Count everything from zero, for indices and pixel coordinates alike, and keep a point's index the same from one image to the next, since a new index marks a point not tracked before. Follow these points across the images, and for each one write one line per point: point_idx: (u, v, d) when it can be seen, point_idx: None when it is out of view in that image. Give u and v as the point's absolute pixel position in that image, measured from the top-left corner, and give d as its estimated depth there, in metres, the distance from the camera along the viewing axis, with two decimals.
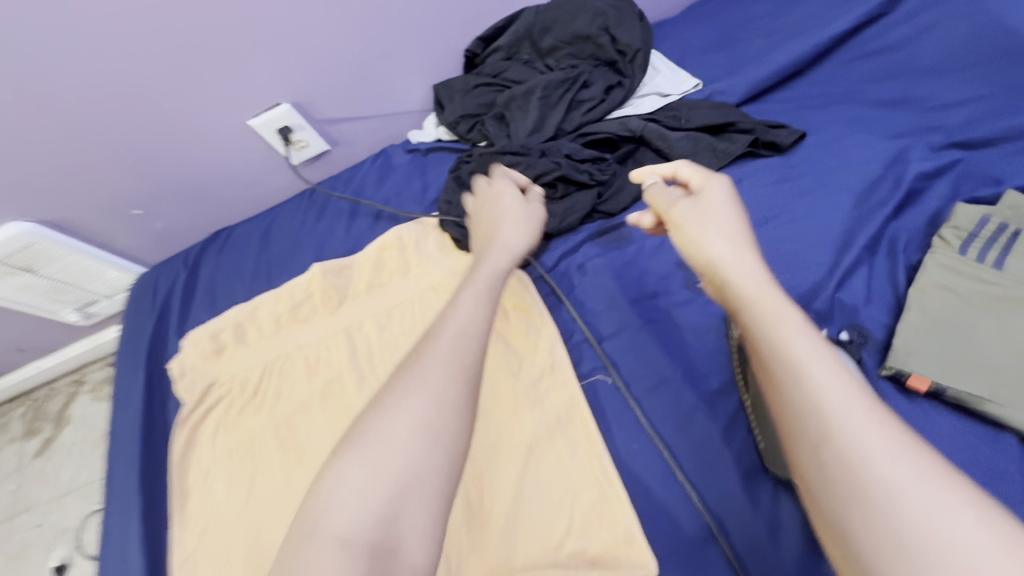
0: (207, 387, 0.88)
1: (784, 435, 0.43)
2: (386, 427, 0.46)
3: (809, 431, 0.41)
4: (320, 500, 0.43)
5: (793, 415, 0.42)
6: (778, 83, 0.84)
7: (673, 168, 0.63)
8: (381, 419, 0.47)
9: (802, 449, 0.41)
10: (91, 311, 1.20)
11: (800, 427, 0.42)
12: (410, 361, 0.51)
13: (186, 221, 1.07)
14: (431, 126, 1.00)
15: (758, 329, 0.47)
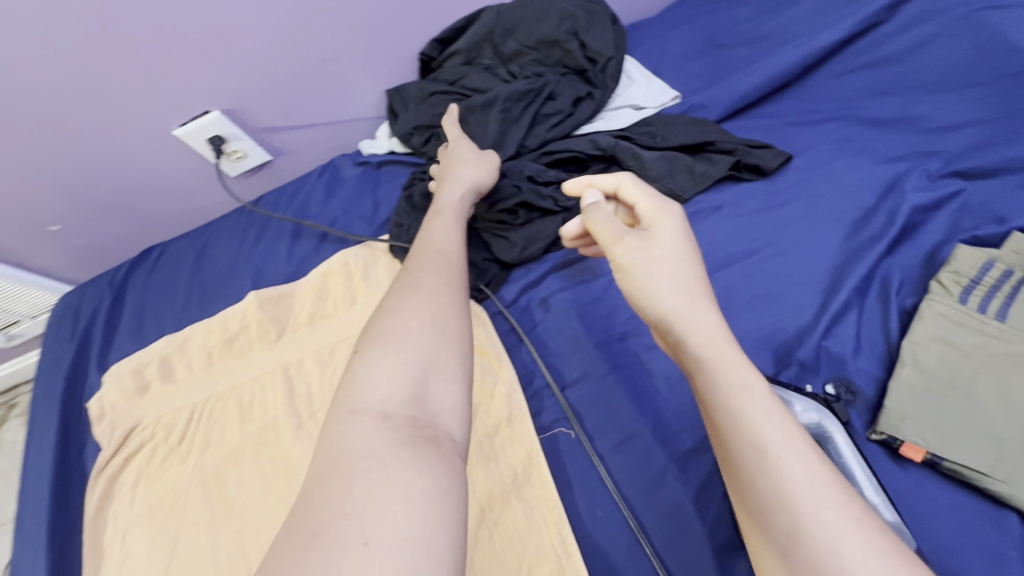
0: (127, 431, 0.78)
1: (750, 517, 0.38)
2: (407, 322, 0.45)
3: (780, 526, 0.35)
4: (349, 394, 0.40)
5: (760, 502, 0.37)
6: (763, 97, 0.76)
7: (614, 184, 0.54)
8: (400, 312, 0.45)
9: (774, 536, 0.36)
10: (13, 332, 1.08)
11: (767, 519, 0.36)
12: (398, 293, 0.48)
13: (113, 236, 0.96)
14: (384, 136, 0.90)
15: (714, 401, 0.40)
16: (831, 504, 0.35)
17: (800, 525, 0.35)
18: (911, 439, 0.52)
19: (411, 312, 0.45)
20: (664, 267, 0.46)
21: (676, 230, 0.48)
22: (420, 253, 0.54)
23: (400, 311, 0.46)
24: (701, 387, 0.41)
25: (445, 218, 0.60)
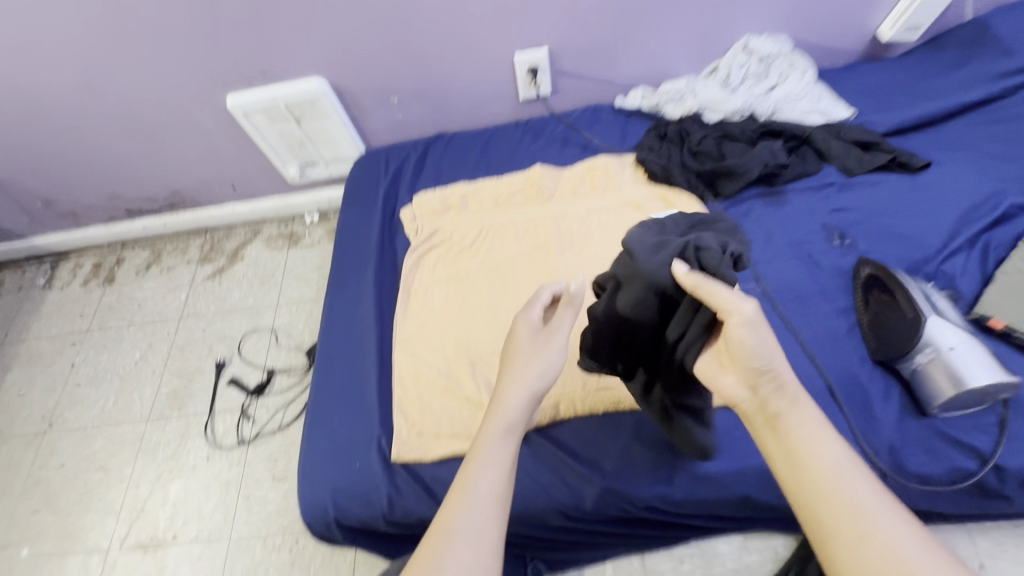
0: (433, 231, 1.14)
1: (822, 530, 0.51)
2: (453, 556, 0.55)
3: (852, 527, 0.50)
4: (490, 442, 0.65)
5: (833, 519, 0.51)
6: (915, 128, 1.12)
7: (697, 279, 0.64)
8: (467, 491, 0.60)
9: (843, 548, 0.50)
10: (306, 171, 1.50)
11: (849, 513, 0.51)
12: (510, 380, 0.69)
13: (418, 117, 1.38)
14: (637, 96, 1.27)
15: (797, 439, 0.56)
16: (886, 516, 0.50)
17: (865, 531, 0.49)
18: (996, 317, 0.84)
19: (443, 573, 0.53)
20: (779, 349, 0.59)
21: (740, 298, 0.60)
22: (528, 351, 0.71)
23: (465, 509, 0.58)
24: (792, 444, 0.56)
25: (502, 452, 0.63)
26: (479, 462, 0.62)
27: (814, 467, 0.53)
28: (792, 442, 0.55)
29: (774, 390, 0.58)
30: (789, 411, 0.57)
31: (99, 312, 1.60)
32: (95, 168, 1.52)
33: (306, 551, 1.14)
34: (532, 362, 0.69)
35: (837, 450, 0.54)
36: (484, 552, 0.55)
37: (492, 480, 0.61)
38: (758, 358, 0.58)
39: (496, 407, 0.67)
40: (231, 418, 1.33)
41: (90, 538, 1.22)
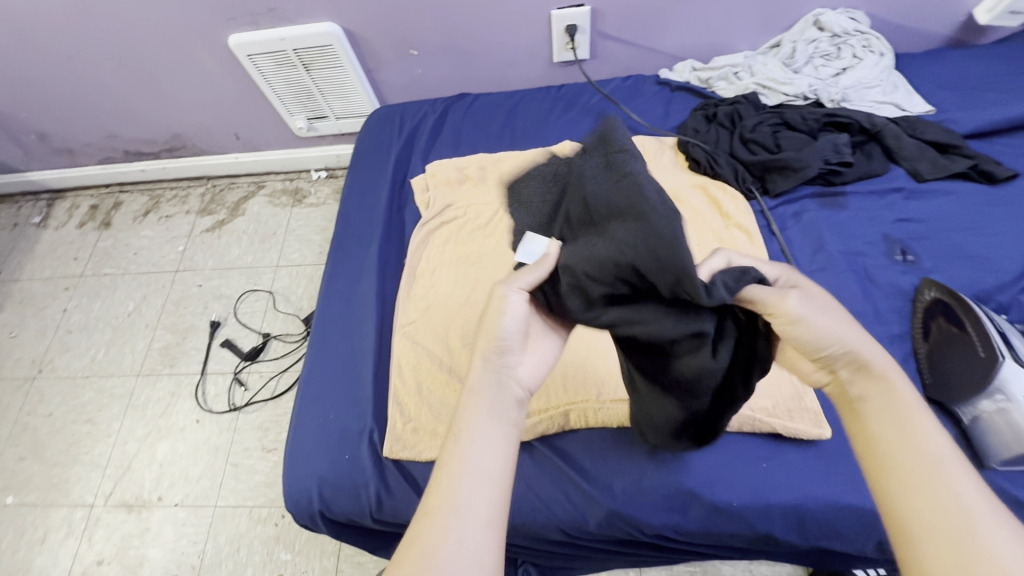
0: (446, 205, 1.04)
1: (909, 525, 0.42)
2: (445, 539, 0.45)
3: (946, 515, 0.41)
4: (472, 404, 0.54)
5: (922, 512, 0.42)
6: (1002, 131, 0.98)
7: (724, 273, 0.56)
8: (451, 466, 0.49)
9: (932, 541, 0.40)
10: (314, 124, 1.39)
11: (935, 484, 0.42)
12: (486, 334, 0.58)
13: (439, 74, 1.25)
14: (683, 69, 1.17)
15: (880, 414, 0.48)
16: (997, 519, 0.40)
17: (969, 529, 0.40)
18: None
19: (433, 559, 0.44)
20: (858, 332, 0.52)
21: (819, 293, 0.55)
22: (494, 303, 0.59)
23: (452, 485, 0.48)
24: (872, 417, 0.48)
25: (481, 417, 0.53)
26: (460, 433, 0.52)
27: (908, 451, 0.45)
28: (881, 426, 0.47)
29: (853, 372, 0.51)
30: (878, 391, 0.49)
31: (94, 257, 1.53)
32: (90, 103, 1.41)
33: (292, 527, 1.09)
34: (498, 318, 0.58)
35: (944, 437, 0.45)
36: (476, 530, 0.46)
37: (476, 451, 0.50)
38: (824, 341, 0.51)
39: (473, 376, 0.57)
40: (223, 382, 1.28)
41: (75, 490, 1.18)
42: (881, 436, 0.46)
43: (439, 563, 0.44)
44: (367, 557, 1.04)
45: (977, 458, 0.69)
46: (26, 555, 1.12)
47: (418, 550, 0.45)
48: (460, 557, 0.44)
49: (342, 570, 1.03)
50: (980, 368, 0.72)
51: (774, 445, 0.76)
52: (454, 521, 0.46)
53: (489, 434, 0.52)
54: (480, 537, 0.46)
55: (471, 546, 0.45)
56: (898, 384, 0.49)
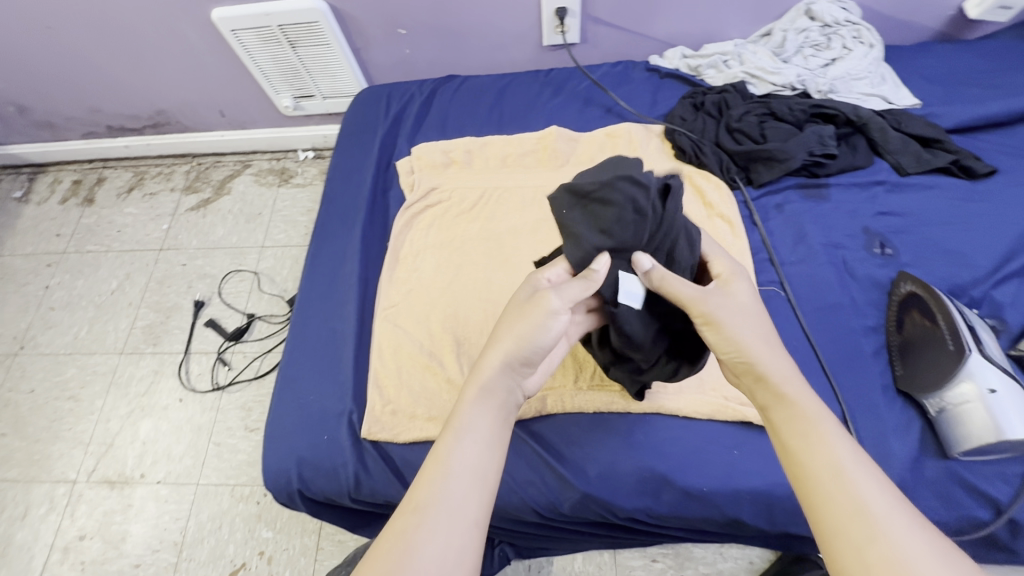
0: (431, 188, 1.03)
1: (822, 529, 0.43)
2: (431, 536, 0.45)
3: (853, 523, 0.42)
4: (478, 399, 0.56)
5: (831, 517, 0.43)
6: (986, 126, 0.98)
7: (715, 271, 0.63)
8: (445, 464, 0.50)
9: (837, 541, 0.42)
10: (301, 103, 1.37)
11: (835, 478, 0.44)
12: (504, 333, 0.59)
13: (428, 54, 1.24)
14: (673, 56, 1.15)
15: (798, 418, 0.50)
16: (897, 518, 0.41)
17: (872, 532, 0.41)
18: None
19: (412, 550, 0.44)
20: (760, 339, 0.56)
21: (748, 292, 0.60)
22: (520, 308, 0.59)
23: (442, 482, 0.48)
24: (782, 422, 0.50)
25: (487, 419, 0.54)
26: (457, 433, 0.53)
27: (813, 455, 0.46)
28: (789, 432, 0.49)
29: (756, 380, 0.55)
30: (784, 399, 0.52)
31: (77, 233, 1.51)
32: (70, 75, 1.38)
33: (273, 505, 1.10)
34: (528, 323, 0.58)
35: (847, 441, 0.47)
36: (463, 530, 0.47)
37: (473, 454, 0.51)
38: (728, 345, 0.56)
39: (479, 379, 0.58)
40: (206, 361, 1.28)
41: (57, 466, 1.18)
42: (794, 441, 0.48)
43: (418, 555, 0.44)
44: (348, 536, 1.05)
45: (940, 448, 0.71)
46: (8, 530, 1.12)
47: (399, 539, 0.45)
48: (440, 550, 0.45)
49: (322, 548, 1.05)
50: (946, 361, 0.73)
51: (745, 432, 0.77)
52: (439, 521, 0.46)
53: (487, 440, 0.53)
54: (465, 541, 0.46)
55: (455, 546, 0.46)
56: (801, 392, 0.52)
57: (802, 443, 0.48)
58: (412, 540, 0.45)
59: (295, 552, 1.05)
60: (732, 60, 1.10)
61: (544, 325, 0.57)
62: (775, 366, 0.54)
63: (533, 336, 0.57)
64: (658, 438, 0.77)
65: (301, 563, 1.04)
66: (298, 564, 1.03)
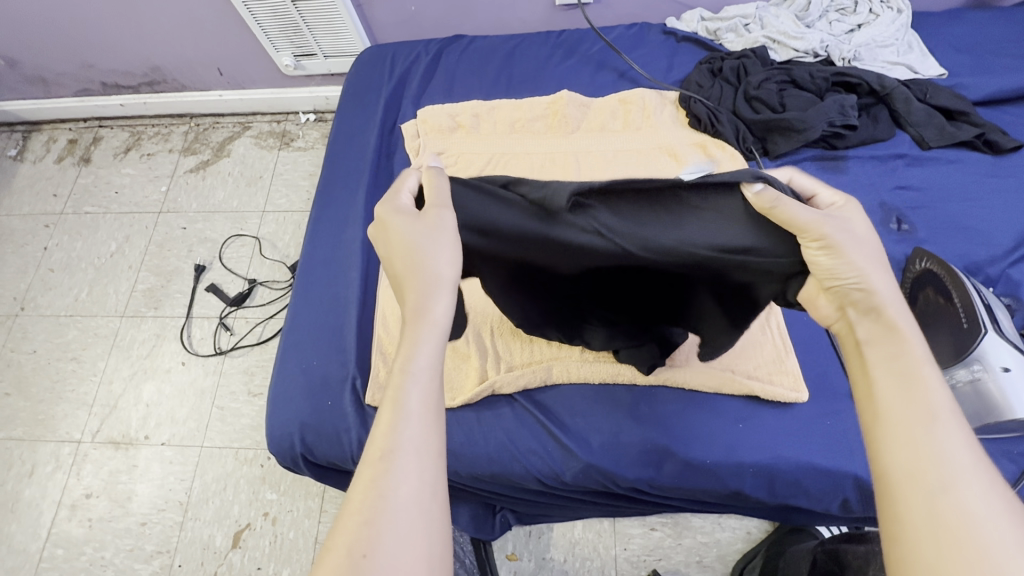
0: (437, 152, 1.00)
1: (890, 470, 0.39)
2: (392, 480, 0.40)
3: (932, 473, 0.37)
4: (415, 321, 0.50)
5: (906, 457, 0.39)
6: (1014, 99, 0.95)
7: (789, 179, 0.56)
8: (397, 405, 0.44)
9: (909, 491, 0.38)
10: (302, 62, 1.33)
11: (924, 420, 0.40)
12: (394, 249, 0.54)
13: (434, 12, 1.19)
14: (691, 18, 1.11)
15: (900, 352, 0.44)
16: (982, 474, 0.37)
17: (949, 480, 0.37)
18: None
19: (385, 496, 0.39)
20: (885, 277, 0.48)
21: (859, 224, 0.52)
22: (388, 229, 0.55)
23: (401, 426, 0.42)
24: (878, 354, 0.45)
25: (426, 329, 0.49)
26: (404, 373, 0.46)
27: (912, 399, 0.41)
28: (885, 371, 0.44)
29: (869, 313, 0.48)
30: (890, 338, 0.45)
31: (74, 193, 1.48)
32: (61, 29, 1.33)
33: (277, 468, 1.11)
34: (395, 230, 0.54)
35: (946, 386, 0.41)
36: (430, 465, 0.42)
37: (423, 392, 0.45)
38: (845, 271, 0.48)
39: (413, 310, 0.50)
40: (208, 326, 1.27)
41: (61, 427, 1.19)
42: (882, 378, 0.44)
43: (393, 502, 0.39)
44: None
45: None
46: (16, 487, 1.14)
47: (368, 497, 0.39)
48: (412, 489, 0.40)
49: (326, 510, 1.06)
50: (959, 344, 0.71)
51: (750, 405, 0.77)
52: (398, 460, 0.41)
53: (433, 371, 0.47)
54: (428, 473, 0.41)
55: (419, 482, 0.41)
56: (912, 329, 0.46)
57: (890, 379, 0.43)
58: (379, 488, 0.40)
59: (299, 514, 1.06)
60: (753, 26, 1.06)
61: (432, 231, 0.53)
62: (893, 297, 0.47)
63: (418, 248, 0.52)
64: (663, 410, 0.77)
65: (305, 525, 1.05)
66: (302, 525, 1.05)
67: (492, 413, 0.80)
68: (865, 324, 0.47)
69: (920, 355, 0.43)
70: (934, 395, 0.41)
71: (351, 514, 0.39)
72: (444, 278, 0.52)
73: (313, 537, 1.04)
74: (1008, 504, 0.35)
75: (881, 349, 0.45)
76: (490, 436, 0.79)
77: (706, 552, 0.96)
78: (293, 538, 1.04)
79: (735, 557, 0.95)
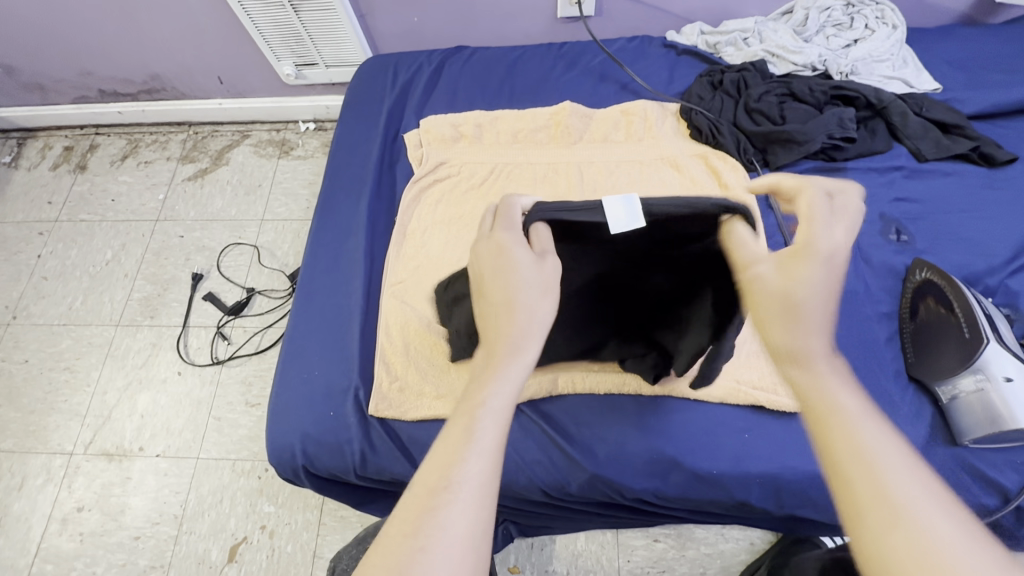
0: (440, 163, 1.00)
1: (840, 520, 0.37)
2: (448, 512, 0.39)
3: (875, 515, 0.35)
4: (500, 352, 0.49)
5: (850, 504, 0.37)
6: (1008, 113, 0.96)
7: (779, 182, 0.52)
8: (467, 436, 0.43)
9: (861, 539, 0.36)
10: (303, 72, 1.33)
11: (859, 459, 0.38)
12: (498, 280, 0.53)
13: (436, 23, 1.20)
14: (690, 32, 1.12)
15: (822, 386, 0.42)
16: (929, 505, 0.35)
17: (898, 523, 0.35)
18: None
19: (440, 528, 0.39)
20: (808, 312, 0.45)
21: (819, 274, 0.46)
22: (503, 272, 0.53)
23: (467, 457, 0.42)
24: (801, 391, 0.43)
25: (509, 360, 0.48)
26: (477, 405, 0.45)
27: (856, 455, 0.38)
28: (809, 412, 0.42)
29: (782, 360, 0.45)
30: (801, 373, 0.44)
31: (69, 201, 1.46)
32: (61, 36, 1.32)
33: (275, 480, 1.09)
34: (506, 267, 0.53)
35: (870, 417, 0.40)
36: (485, 502, 0.41)
37: (496, 427, 0.44)
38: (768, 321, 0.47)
39: (497, 339, 0.50)
40: (205, 335, 1.26)
41: (53, 438, 1.17)
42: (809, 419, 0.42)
43: (446, 537, 0.38)
44: (349, 511, 1.05)
45: (950, 435, 0.72)
46: (5, 499, 1.11)
47: (418, 525, 0.39)
48: (467, 528, 0.39)
49: (325, 523, 1.05)
50: (960, 350, 0.72)
51: (755, 415, 0.77)
52: (456, 496, 0.40)
53: (505, 408, 0.46)
54: (485, 512, 0.40)
55: (478, 522, 0.40)
56: (824, 357, 0.44)
57: (818, 420, 0.41)
58: (439, 519, 0.39)
59: (297, 527, 1.04)
60: (751, 40, 1.07)
61: (541, 275, 0.53)
62: (815, 349, 0.44)
63: (522, 293, 0.52)
64: (669, 420, 0.77)
65: (304, 537, 1.03)
66: (301, 538, 1.03)
67: None
68: (786, 361, 0.45)
69: (834, 385, 0.42)
70: (868, 433, 0.39)
71: (401, 537, 0.39)
72: (538, 316, 0.51)
73: (311, 550, 1.02)
74: (961, 534, 0.34)
75: (806, 386, 0.43)
76: None
77: (710, 563, 0.96)
78: (291, 552, 1.02)
79: (739, 568, 0.95)
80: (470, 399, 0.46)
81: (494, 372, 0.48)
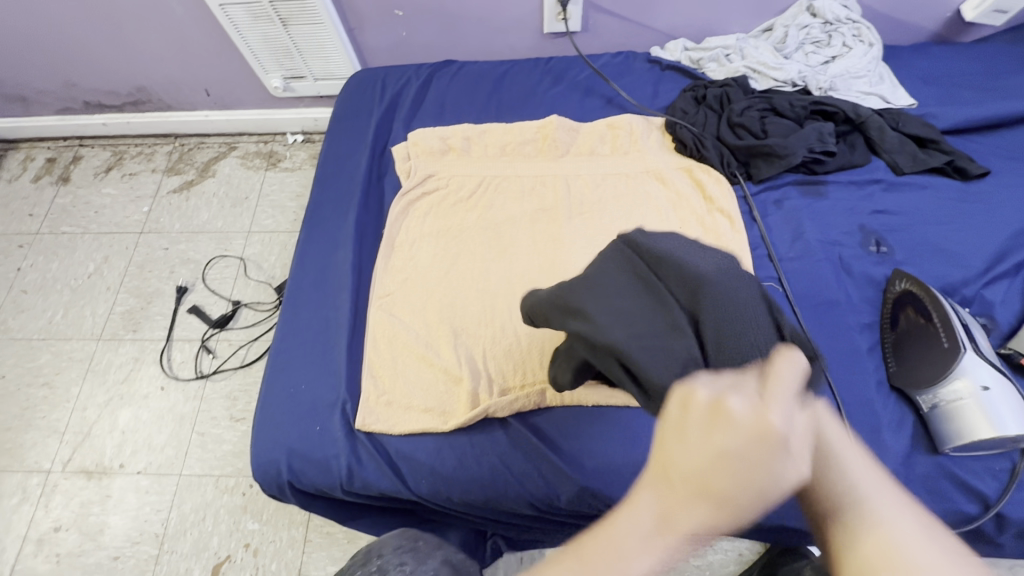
0: (428, 175, 1.01)
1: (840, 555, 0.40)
2: None
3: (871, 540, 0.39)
4: (661, 508, 0.43)
5: (846, 538, 0.40)
6: (980, 128, 1.00)
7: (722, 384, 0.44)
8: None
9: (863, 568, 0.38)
10: (291, 84, 1.33)
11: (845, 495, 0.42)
12: (713, 436, 0.42)
13: (425, 38, 1.21)
14: (674, 48, 1.15)
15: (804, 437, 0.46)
16: (915, 530, 0.39)
17: (888, 546, 0.38)
18: None
19: None
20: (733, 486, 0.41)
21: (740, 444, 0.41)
22: (724, 437, 0.42)
23: None
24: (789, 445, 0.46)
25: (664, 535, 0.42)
26: (604, 554, 0.42)
27: (827, 483, 0.43)
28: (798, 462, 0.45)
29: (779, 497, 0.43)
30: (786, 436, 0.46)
31: (51, 213, 1.44)
32: (46, 48, 1.31)
33: (259, 497, 1.07)
34: (727, 438, 0.42)
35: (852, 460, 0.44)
36: None
37: None
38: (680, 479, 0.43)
39: (671, 499, 0.42)
40: (189, 349, 1.24)
41: (30, 456, 1.14)
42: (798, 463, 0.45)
43: None
44: (336, 527, 1.03)
45: (932, 443, 0.73)
46: None
47: None
48: None
49: (311, 540, 1.03)
50: (940, 361, 0.74)
51: None
52: None
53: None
54: None
55: None
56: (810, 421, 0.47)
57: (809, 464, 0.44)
58: None
59: (282, 544, 1.03)
60: (734, 56, 1.10)
61: (764, 462, 0.41)
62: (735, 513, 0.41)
63: (742, 481, 0.41)
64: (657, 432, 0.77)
65: (289, 555, 1.02)
66: (285, 556, 1.01)
67: (486, 436, 0.79)
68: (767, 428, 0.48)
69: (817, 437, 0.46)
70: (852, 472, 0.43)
71: None
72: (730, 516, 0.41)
73: (296, 568, 1.00)
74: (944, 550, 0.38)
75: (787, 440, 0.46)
76: (482, 459, 0.78)
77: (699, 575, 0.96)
78: (275, 570, 1.00)
79: None
80: (609, 539, 0.43)
81: (648, 529, 0.43)
